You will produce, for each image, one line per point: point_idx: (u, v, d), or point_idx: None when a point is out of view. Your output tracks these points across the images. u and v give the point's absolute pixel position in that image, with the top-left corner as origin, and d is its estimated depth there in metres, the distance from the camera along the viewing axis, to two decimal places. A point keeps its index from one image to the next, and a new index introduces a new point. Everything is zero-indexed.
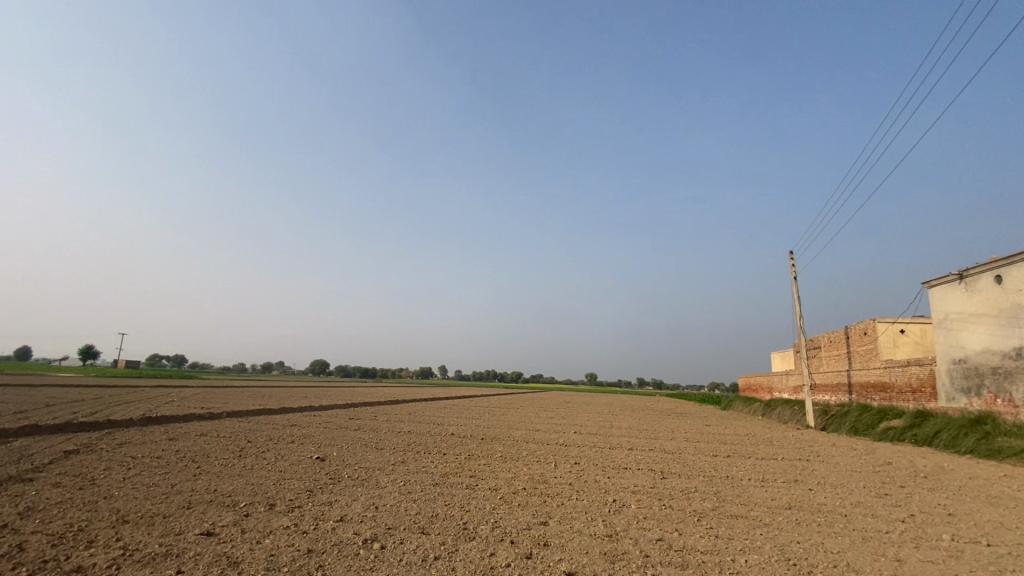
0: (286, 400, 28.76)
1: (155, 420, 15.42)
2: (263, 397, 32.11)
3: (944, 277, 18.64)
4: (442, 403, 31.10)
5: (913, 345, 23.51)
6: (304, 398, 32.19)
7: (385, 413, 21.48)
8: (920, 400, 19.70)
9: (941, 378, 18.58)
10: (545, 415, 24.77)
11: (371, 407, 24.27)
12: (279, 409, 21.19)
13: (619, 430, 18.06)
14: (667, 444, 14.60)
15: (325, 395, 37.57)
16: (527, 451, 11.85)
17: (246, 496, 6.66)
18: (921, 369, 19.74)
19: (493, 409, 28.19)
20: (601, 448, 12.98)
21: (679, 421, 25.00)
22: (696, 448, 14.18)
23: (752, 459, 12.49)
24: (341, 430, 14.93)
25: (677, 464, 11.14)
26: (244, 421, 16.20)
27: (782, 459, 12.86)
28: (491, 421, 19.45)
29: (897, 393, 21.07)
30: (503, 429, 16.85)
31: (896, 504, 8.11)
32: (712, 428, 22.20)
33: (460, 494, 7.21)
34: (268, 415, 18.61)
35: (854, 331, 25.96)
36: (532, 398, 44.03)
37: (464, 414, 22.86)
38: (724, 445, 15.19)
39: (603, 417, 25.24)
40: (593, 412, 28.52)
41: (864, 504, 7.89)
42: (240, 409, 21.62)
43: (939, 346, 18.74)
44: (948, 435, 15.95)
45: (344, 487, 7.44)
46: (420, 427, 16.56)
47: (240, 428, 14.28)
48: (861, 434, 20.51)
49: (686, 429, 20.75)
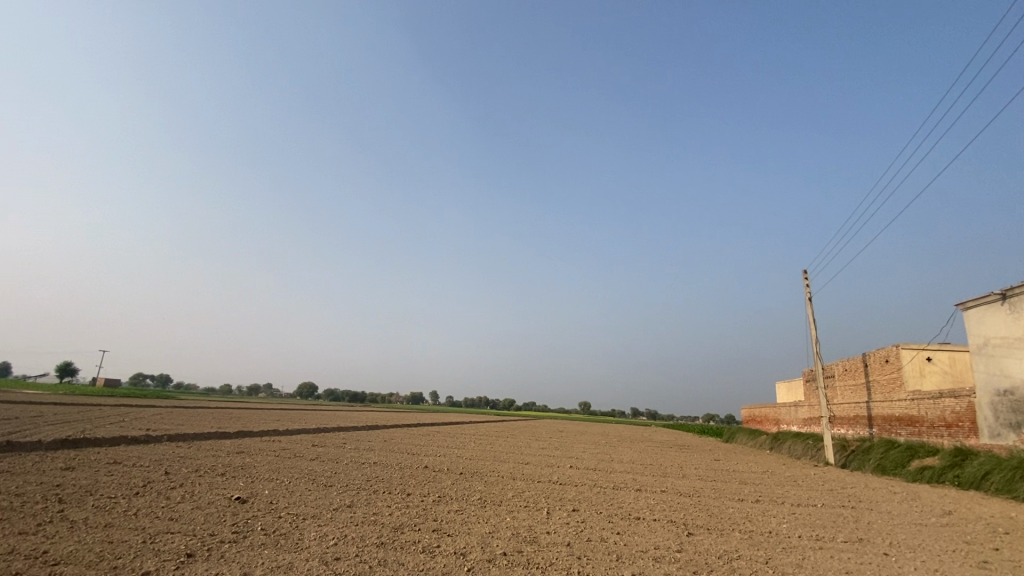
0: (252, 423, 26.29)
1: (73, 443, 13.00)
2: (229, 417, 29.52)
3: (984, 298, 16.77)
4: (427, 430, 28.56)
5: (941, 375, 21.46)
6: (275, 420, 29.59)
7: (357, 439, 19.12)
8: (956, 437, 17.48)
9: (982, 412, 16.43)
10: (536, 446, 22.35)
11: (345, 433, 21.87)
12: (234, 433, 18.67)
13: (621, 465, 15.71)
14: (680, 484, 12.27)
15: (301, 418, 35.14)
16: (512, 493, 9.50)
17: (79, 567, 4.40)
18: (957, 402, 17.61)
19: (479, 437, 25.70)
20: (604, 489, 10.62)
21: (684, 455, 22.71)
22: (716, 489, 11.88)
23: (789, 507, 10.20)
24: (293, 460, 12.58)
25: (701, 513, 8.85)
26: (183, 446, 13.81)
27: (823, 506, 10.59)
28: (474, 452, 17.07)
29: (927, 428, 18.87)
30: (488, 461, 14.58)
31: None
32: (723, 463, 19.79)
33: (408, 565, 4.94)
34: (217, 439, 16.21)
35: (873, 359, 23.93)
36: (522, 427, 41.38)
37: (448, 443, 20.51)
38: (747, 486, 12.94)
39: (600, 449, 22.91)
40: (588, 444, 25.96)
41: None
42: (191, 431, 19.16)
43: (979, 376, 16.69)
44: (1001, 478, 13.71)
45: (240, 550, 5.14)
46: (390, 457, 14.21)
47: (170, 456, 11.93)
48: (890, 474, 18.26)
49: (695, 464, 18.38)
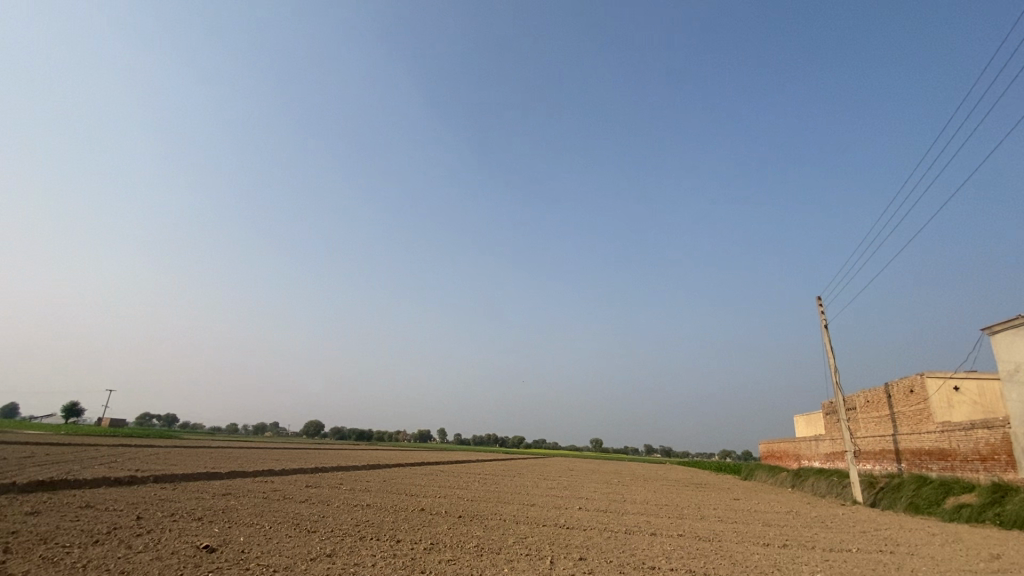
0: (247, 463, 25.29)
1: (52, 485, 12.32)
2: (224, 458, 28.51)
3: (1011, 321, 15.87)
4: (430, 469, 27.35)
5: (970, 406, 20.25)
6: (272, 460, 28.57)
7: (355, 480, 18.15)
8: (992, 471, 16.21)
9: (1018, 444, 15.25)
10: (544, 486, 21.14)
11: (343, 473, 20.90)
12: (226, 474, 17.84)
13: (633, 507, 14.64)
14: (698, 527, 11.22)
15: (300, 457, 33.96)
16: (513, 540, 8.61)
17: None
18: (991, 433, 16.42)
19: (484, 477, 24.48)
20: (615, 534, 9.66)
21: (701, 494, 21.38)
22: (738, 533, 10.85)
23: (820, 553, 9.17)
24: (280, 502, 11.76)
25: (723, 561, 7.93)
26: (167, 488, 13.04)
27: (858, 551, 9.53)
28: (476, 493, 16.03)
29: (960, 463, 17.59)
30: (490, 504, 13.60)
31: None
32: (743, 503, 18.48)
33: None
34: (206, 480, 15.40)
35: (897, 390, 22.76)
36: (530, 466, 39.73)
37: (450, 483, 19.43)
38: (771, 529, 11.86)
39: (612, 489, 21.63)
40: (599, 484, 24.56)
41: None
42: (181, 472, 18.31)
43: (1013, 405, 15.61)
44: None
45: None
46: (386, 499, 13.31)
47: (150, 499, 11.19)
48: (925, 513, 16.90)
49: (712, 505, 17.13)
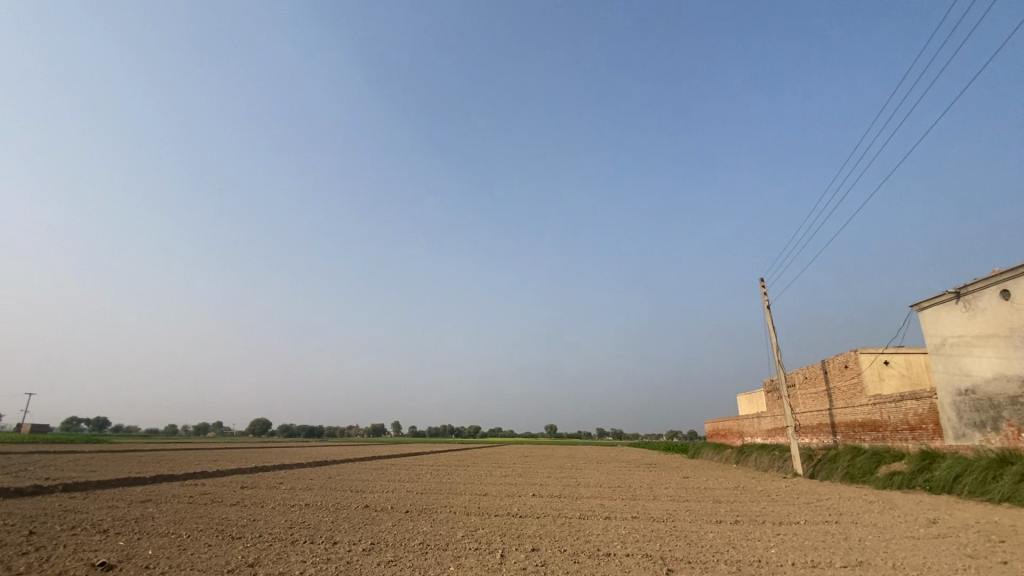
0: (178, 466, 23.43)
1: None
2: (153, 461, 26.29)
3: (938, 297, 16.76)
4: (380, 463, 26.36)
5: (899, 378, 21.51)
6: (208, 462, 26.69)
7: (297, 478, 17.09)
8: (919, 440, 17.21)
9: (944, 413, 16.21)
10: (497, 474, 20.79)
11: (285, 471, 19.68)
12: (151, 479, 16.31)
13: (587, 490, 14.50)
14: (652, 508, 11.14)
15: (239, 457, 31.88)
16: (462, 533, 8.10)
17: None
18: (919, 404, 17.40)
19: (437, 468, 23.82)
20: (569, 521, 9.32)
21: (652, 474, 21.63)
22: (691, 511, 10.85)
23: (771, 528, 9.22)
24: (209, 507, 10.68)
25: (680, 542, 7.75)
26: (76, 498, 11.61)
27: (807, 523, 9.68)
28: (428, 486, 15.41)
29: (890, 433, 18.63)
30: (443, 496, 13.05)
31: None
32: (694, 481, 18.83)
33: None
34: (125, 487, 13.95)
35: (832, 365, 23.88)
36: (485, 454, 39.34)
37: (400, 477, 18.63)
38: (722, 505, 11.98)
39: (566, 474, 21.54)
40: (554, 469, 24.46)
41: None
42: (98, 478, 16.58)
43: (940, 377, 16.53)
44: (973, 479, 13.18)
45: None
46: (330, 497, 12.45)
47: (51, 511, 9.84)
48: (859, 482, 17.81)
49: (665, 484, 17.30)
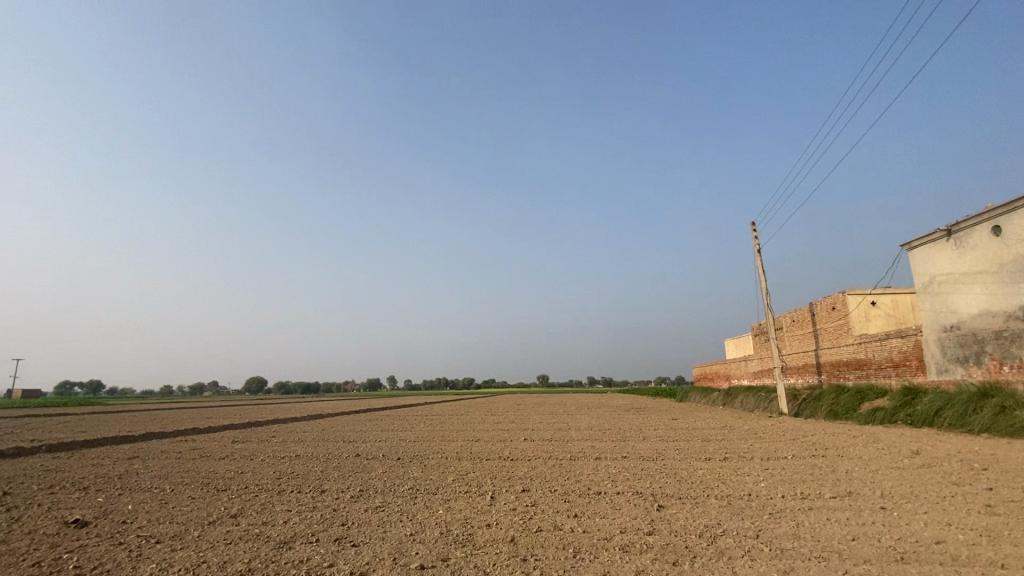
0: (170, 423, 23.42)
1: None
2: (145, 421, 26.21)
3: (929, 235, 16.60)
4: (375, 415, 26.61)
5: (885, 318, 21.71)
6: (201, 419, 26.71)
7: (289, 431, 17.08)
8: (903, 376, 17.54)
9: (928, 349, 16.42)
10: (490, 421, 21.06)
11: (279, 425, 19.71)
12: (141, 437, 16.20)
13: (578, 433, 14.68)
14: (642, 448, 11.25)
15: (233, 413, 32.00)
16: (453, 477, 8.05)
17: None
18: (904, 342, 17.60)
19: (429, 417, 24.13)
20: (560, 462, 9.33)
21: (642, 417, 22.05)
22: (680, 450, 10.97)
23: (759, 463, 9.32)
24: (196, 461, 10.56)
25: (670, 478, 7.77)
26: (60, 458, 11.42)
27: (794, 457, 9.81)
28: (421, 434, 15.49)
29: (875, 370, 18.96)
30: (434, 443, 13.08)
31: (1016, 520, 5.23)
32: (682, 423, 19.23)
33: None
34: (112, 445, 13.79)
35: (820, 307, 24.02)
36: (479, 403, 39.97)
37: (393, 427, 18.76)
38: (711, 444, 12.15)
39: (557, 419, 21.87)
40: (545, 415, 24.84)
41: (968, 526, 5.06)
42: (86, 438, 16.44)
43: (925, 315, 16.64)
44: (954, 412, 13.48)
45: None
46: (321, 448, 12.42)
47: (31, 471, 9.61)
48: (842, 418, 18.27)
49: (655, 426, 17.60)
